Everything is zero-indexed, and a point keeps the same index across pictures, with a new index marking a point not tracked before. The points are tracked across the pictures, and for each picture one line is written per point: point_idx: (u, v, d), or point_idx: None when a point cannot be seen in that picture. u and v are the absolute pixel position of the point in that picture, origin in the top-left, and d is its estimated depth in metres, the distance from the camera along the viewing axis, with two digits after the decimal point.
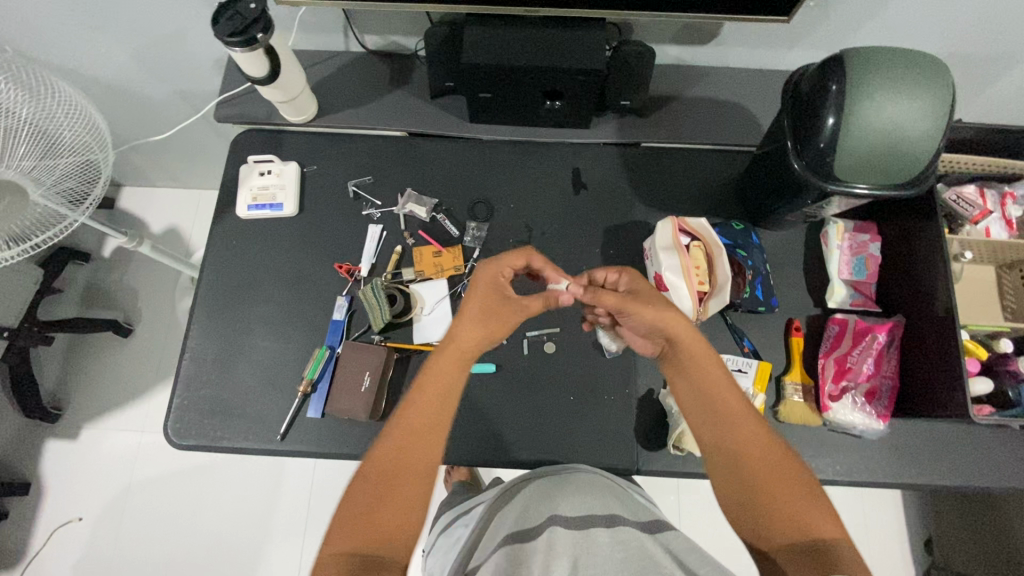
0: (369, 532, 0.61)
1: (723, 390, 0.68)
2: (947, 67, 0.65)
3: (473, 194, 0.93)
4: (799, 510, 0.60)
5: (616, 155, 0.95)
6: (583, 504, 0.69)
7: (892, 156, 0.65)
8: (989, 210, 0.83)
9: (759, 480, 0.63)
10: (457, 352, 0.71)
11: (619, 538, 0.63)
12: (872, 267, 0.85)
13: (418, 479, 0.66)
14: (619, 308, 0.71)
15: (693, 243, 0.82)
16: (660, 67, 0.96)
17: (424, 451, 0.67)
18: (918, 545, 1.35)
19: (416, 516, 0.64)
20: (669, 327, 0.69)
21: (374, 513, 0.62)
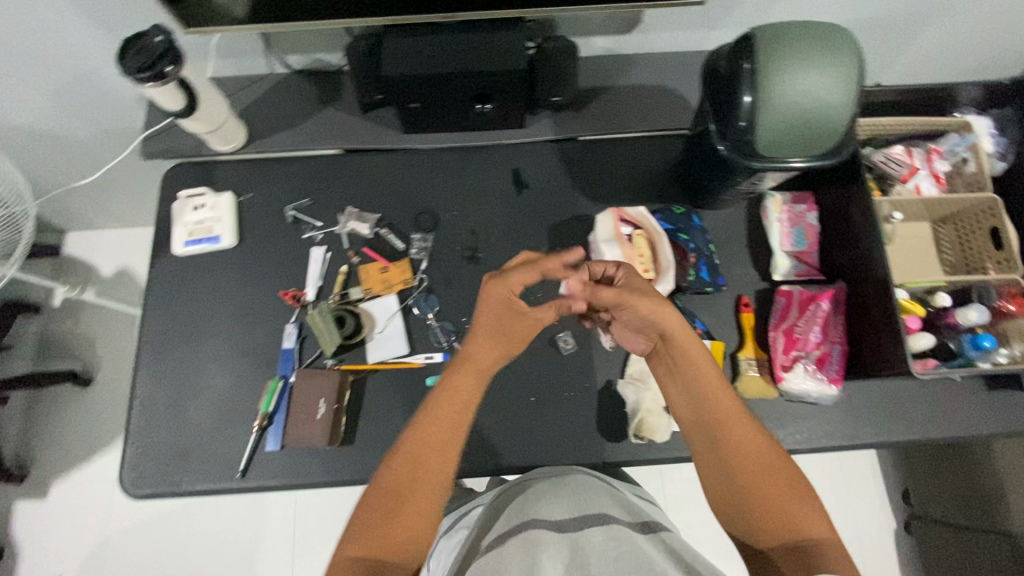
0: (383, 541, 0.63)
1: (719, 389, 0.67)
2: (853, 33, 0.66)
3: (415, 205, 0.92)
4: (792, 510, 0.62)
5: (555, 151, 0.95)
6: (578, 504, 0.67)
7: (811, 128, 0.66)
8: (917, 168, 0.85)
9: (751, 482, 0.64)
10: (471, 367, 0.70)
11: (610, 538, 0.62)
12: (811, 237, 0.87)
13: (431, 489, 0.66)
14: (617, 301, 0.69)
15: (634, 232, 0.84)
16: (589, 58, 0.95)
17: (434, 464, 0.67)
18: (896, 495, 1.38)
19: (428, 527, 0.64)
20: (664, 325, 0.68)
21: (386, 523, 0.63)
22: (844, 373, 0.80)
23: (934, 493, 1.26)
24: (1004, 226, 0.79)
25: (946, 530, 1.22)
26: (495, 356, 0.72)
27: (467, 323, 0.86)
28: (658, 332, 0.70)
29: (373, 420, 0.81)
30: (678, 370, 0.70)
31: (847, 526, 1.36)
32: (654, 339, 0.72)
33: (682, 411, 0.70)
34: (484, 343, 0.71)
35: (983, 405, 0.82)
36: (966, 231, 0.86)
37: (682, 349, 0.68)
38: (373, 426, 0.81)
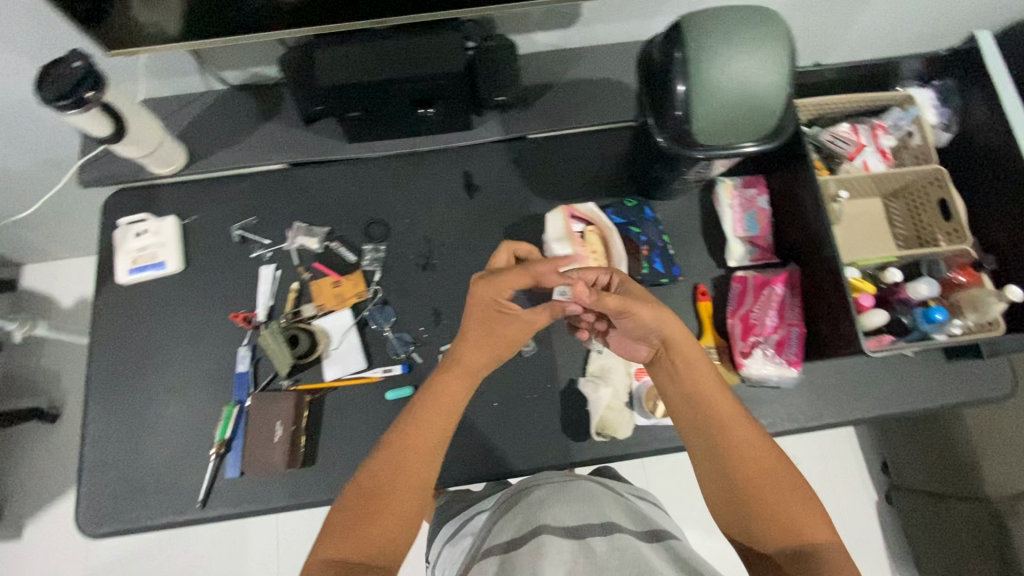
0: (361, 543, 0.61)
1: (718, 390, 0.66)
2: (783, 15, 0.65)
3: (365, 215, 0.90)
4: (796, 514, 0.59)
5: (504, 151, 0.94)
6: (579, 509, 0.65)
7: (746, 114, 0.65)
8: (863, 145, 0.85)
9: (753, 483, 0.61)
10: (462, 373, 0.71)
11: (613, 546, 0.59)
12: (763, 221, 0.87)
13: (412, 491, 0.65)
14: (621, 308, 0.66)
15: (587, 228, 0.83)
16: (531, 55, 0.94)
17: (420, 465, 0.66)
18: (875, 468, 1.39)
19: (405, 531, 0.63)
20: (664, 325, 0.67)
21: (364, 524, 0.62)
22: (804, 355, 0.79)
23: (911, 464, 1.27)
24: (951, 197, 0.79)
25: (925, 500, 1.23)
26: (481, 359, 0.72)
27: (424, 332, 0.84)
28: (658, 335, 0.69)
29: (333, 438, 0.79)
30: (676, 374, 0.68)
31: (830, 502, 1.37)
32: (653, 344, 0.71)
33: (679, 414, 0.69)
34: (471, 346, 0.72)
35: (943, 377, 0.83)
36: (917, 205, 0.86)
37: (681, 352, 0.68)
38: (334, 445, 0.79)
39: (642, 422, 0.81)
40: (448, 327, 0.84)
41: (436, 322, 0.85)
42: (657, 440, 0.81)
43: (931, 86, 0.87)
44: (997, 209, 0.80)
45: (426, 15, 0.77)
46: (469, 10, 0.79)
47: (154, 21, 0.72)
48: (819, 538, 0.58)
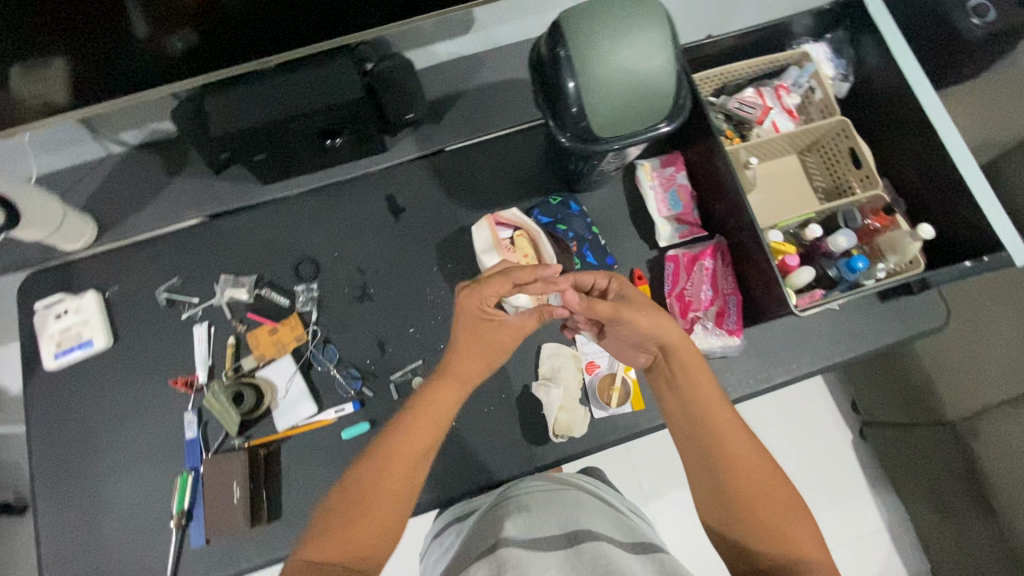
0: (344, 549, 0.58)
1: (719, 400, 0.65)
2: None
3: (293, 255, 0.88)
4: (788, 528, 0.59)
5: (424, 167, 0.92)
6: (571, 519, 0.66)
7: (641, 102, 0.66)
8: (769, 107, 0.87)
9: (749, 494, 0.61)
10: (453, 385, 0.67)
11: (600, 553, 0.60)
12: (685, 198, 0.88)
13: (394, 499, 0.61)
14: (613, 315, 0.66)
15: (515, 233, 0.83)
16: (434, 68, 0.94)
17: (404, 472, 0.62)
18: (847, 408, 1.43)
19: (384, 545, 0.61)
20: (665, 332, 0.67)
21: (346, 526, 0.59)
22: (744, 323, 0.81)
23: (875, 400, 1.30)
24: (858, 146, 0.81)
25: (894, 432, 1.27)
26: (472, 372, 0.69)
27: (372, 364, 0.83)
28: (658, 342, 0.68)
29: (295, 487, 0.78)
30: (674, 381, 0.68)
31: (809, 449, 1.40)
32: (652, 351, 0.71)
33: (674, 420, 0.68)
34: (466, 359, 0.68)
35: (878, 319, 0.85)
36: (830, 157, 0.88)
37: (680, 360, 0.67)
38: (297, 493, 0.78)
39: (599, 416, 0.82)
40: (394, 355, 0.83)
41: (381, 352, 0.83)
42: (616, 429, 0.82)
43: (822, 40, 0.89)
44: (902, 149, 0.83)
45: (311, 48, 0.73)
46: (356, 35, 0.75)
47: (31, 94, 0.68)
48: (811, 554, 0.58)
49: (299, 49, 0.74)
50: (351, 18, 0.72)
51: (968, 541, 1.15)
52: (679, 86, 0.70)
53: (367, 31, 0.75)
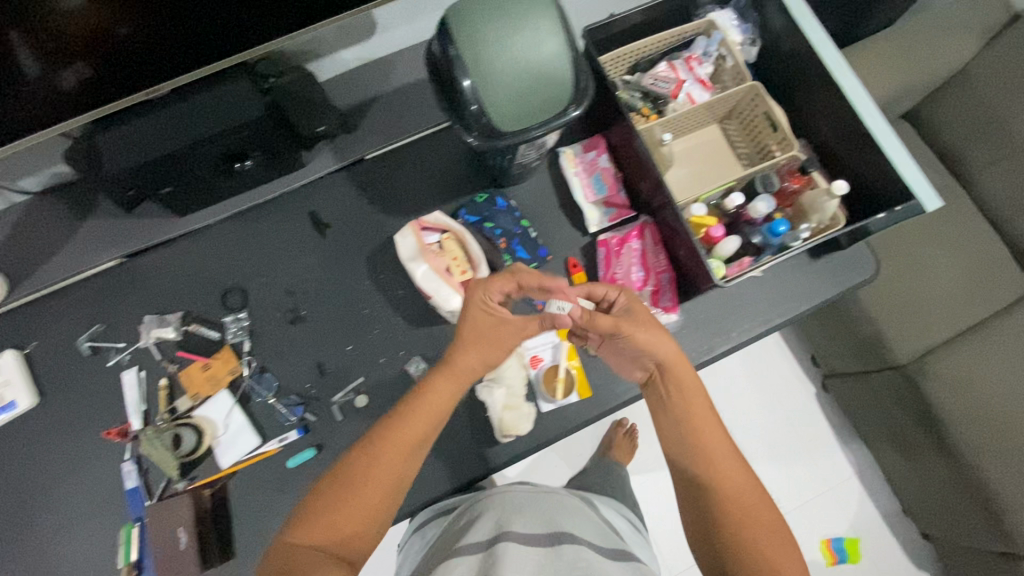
0: (332, 534, 0.61)
1: (709, 418, 0.69)
2: None
3: (219, 285, 0.85)
4: (769, 548, 0.62)
5: (345, 178, 0.90)
6: (555, 521, 0.70)
7: (544, 90, 0.65)
8: (682, 79, 0.86)
9: (728, 510, 0.64)
10: (455, 379, 0.69)
11: (579, 555, 0.64)
12: (609, 180, 0.87)
13: (383, 489, 0.63)
14: (613, 329, 0.70)
15: (443, 237, 0.81)
16: (342, 75, 0.91)
17: (394, 466, 0.64)
18: (808, 363, 1.45)
19: (372, 531, 0.63)
20: (659, 350, 0.69)
21: (332, 513, 0.61)
22: (679, 300, 0.82)
23: (831, 353, 1.32)
24: (771, 108, 0.82)
25: (850, 382, 1.30)
26: (473, 366, 0.70)
27: (312, 388, 0.81)
28: (654, 360, 0.71)
29: (247, 522, 0.77)
30: (669, 402, 0.71)
31: (776, 408, 1.42)
32: (649, 368, 0.73)
33: (664, 439, 0.71)
34: (471, 354, 0.69)
35: (810, 278, 0.86)
36: (748, 122, 0.88)
37: (675, 381, 0.70)
38: (249, 529, 0.76)
39: (547, 409, 0.82)
40: (334, 375, 0.82)
41: (321, 373, 0.82)
42: (566, 420, 0.82)
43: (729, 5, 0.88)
44: (814, 107, 0.83)
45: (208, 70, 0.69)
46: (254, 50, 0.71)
47: None
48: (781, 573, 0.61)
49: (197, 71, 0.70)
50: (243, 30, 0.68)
51: (929, 477, 1.19)
52: (581, 69, 0.69)
53: (264, 44, 0.71)
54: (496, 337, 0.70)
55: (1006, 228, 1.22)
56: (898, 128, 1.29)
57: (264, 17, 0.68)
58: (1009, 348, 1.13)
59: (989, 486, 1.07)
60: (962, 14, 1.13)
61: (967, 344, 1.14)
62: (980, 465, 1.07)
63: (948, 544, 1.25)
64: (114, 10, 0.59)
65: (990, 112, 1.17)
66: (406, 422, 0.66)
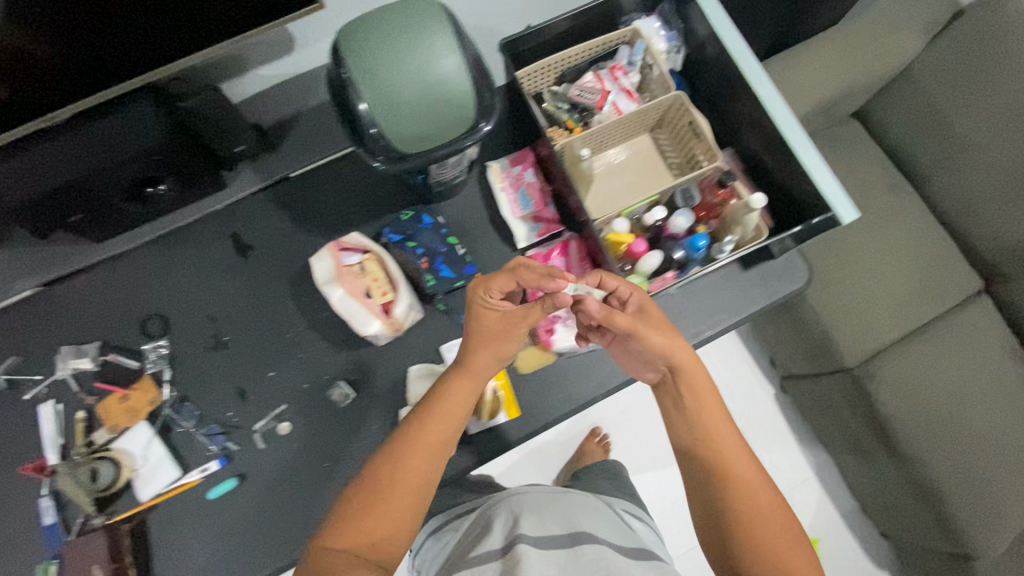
0: (363, 537, 0.61)
1: (722, 418, 0.67)
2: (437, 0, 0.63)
3: (138, 313, 0.83)
4: (781, 550, 0.59)
5: (268, 199, 0.88)
6: (570, 522, 0.71)
7: (448, 108, 0.63)
8: (607, 90, 0.84)
9: (738, 508, 0.62)
10: (471, 380, 0.70)
11: (601, 554, 0.65)
12: (536, 195, 0.85)
13: (410, 495, 0.63)
14: (627, 327, 0.68)
15: (364, 258, 0.79)
16: (262, 93, 0.88)
17: (419, 467, 0.64)
18: (766, 365, 1.45)
19: (402, 533, 0.62)
20: (674, 351, 0.68)
21: (363, 516, 0.61)
22: None
23: (785, 356, 1.32)
24: (694, 117, 0.80)
25: (806, 385, 1.29)
26: (488, 367, 0.70)
27: (234, 416, 0.79)
28: (666, 362, 0.69)
29: (167, 557, 0.75)
30: (680, 401, 0.69)
31: (735, 411, 1.41)
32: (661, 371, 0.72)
33: (673, 436, 0.69)
34: (484, 354, 0.70)
35: (742, 290, 0.85)
36: (677, 132, 0.86)
37: (688, 382, 0.69)
38: (170, 563, 0.75)
39: (474, 431, 0.81)
40: (257, 403, 0.80)
41: (243, 401, 0.80)
42: (494, 439, 0.82)
43: (656, 12, 0.85)
44: (738, 117, 0.81)
45: (131, 84, 0.65)
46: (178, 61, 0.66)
47: None
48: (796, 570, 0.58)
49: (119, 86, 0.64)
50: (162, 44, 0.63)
51: (882, 479, 1.18)
52: (487, 84, 0.68)
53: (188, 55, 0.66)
54: (507, 336, 0.70)
55: (954, 227, 1.22)
56: (847, 127, 1.28)
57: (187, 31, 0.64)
58: (955, 348, 1.14)
59: (939, 488, 1.07)
60: (904, 12, 1.12)
61: (916, 345, 1.14)
62: (928, 466, 1.08)
63: (904, 544, 1.24)
64: (30, 34, 0.55)
65: (934, 111, 1.16)
66: (427, 424, 0.66)
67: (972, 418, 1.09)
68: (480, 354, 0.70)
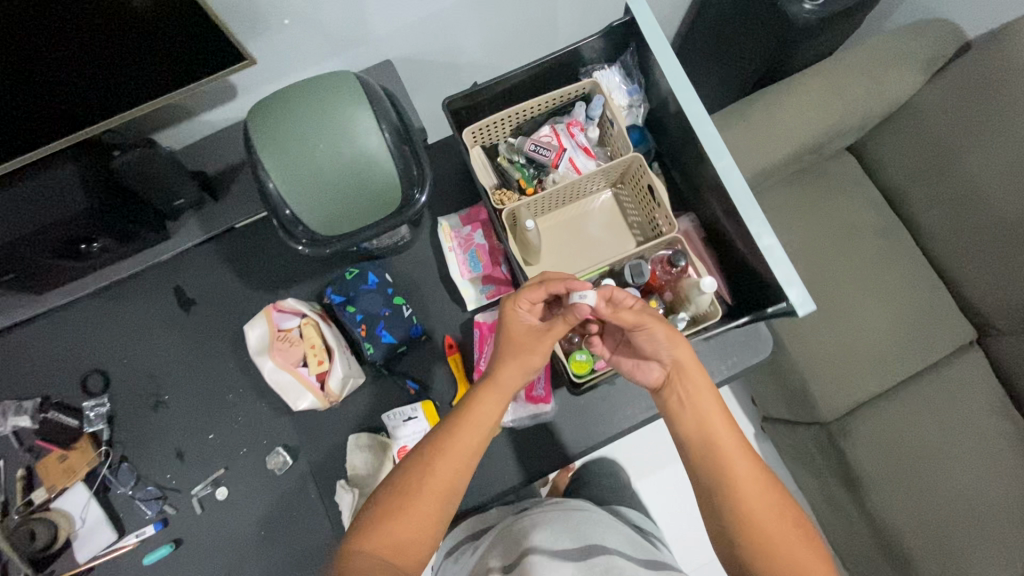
0: (388, 544, 0.57)
1: (722, 417, 0.63)
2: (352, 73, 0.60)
3: (79, 368, 0.82)
4: (795, 550, 0.56)
5: (212, 250, 0.85)
6: (583, 534, 0.68)
7: (380, 187, 0.60)
8: (563, 147, 0.79)
9: (749, 522, 0.57)
10: (499, 390, 0.66)
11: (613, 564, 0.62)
12: (485, 257, 0.82)
13: (436, 500, 0.60)
14: (637, 322, 0.65)
15: (302, 322, 0.76)
16: (208, 140, 0.86)
17: (446, 473, 0.61)
18: (746, 403, 1.41)
19: (429, 537, 0.59)
20: (676, 349, 0.65)
21: (388, 522, 0.58)
22: (552, 389, 0.78)
23: (762, 398, 1.27)
24: (651, 181, 0.75)
25: (783, 430, 1.25)
26: (515, 377, 0.67)
27: (172, 478, 0.78)
28: (670, 360, 0.66)
29: None
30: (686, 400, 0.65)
31: None
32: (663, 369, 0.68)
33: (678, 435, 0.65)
34: (512, 363, 0.67)
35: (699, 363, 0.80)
36: (638, 190, 0.81)
37: (691, 381, 0.64)
38: None
39: None
40: (194, 464, 0.79)
41: (181, 464, 0.79)
42: None
43: (617, 62, 0.82)
44: (698, 181, 0.76)
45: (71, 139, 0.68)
46: (111, 120, 0.70)
47: None
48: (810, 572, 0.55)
49: (51, 145, 0.69)
50: (89, 103, 0.67)
51: (854, 536, 1.13)
52: (410, 151, 0.65)
53: (123, 112, 0.70)
54: (535, 345, 0.67)
55: (948, 276, 1.15)
56: (839, 163, 1.22)
57: (116, 91, 0.67)
58: (937, 406, 1.09)
59: (910, 555, 1.02)
60: (905, 47, 1.04)
61: (895, 400, 1.09)
62: (899, 527, 1.03)
63: None
64: None
65: (928, 150, 1.09)
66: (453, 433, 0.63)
67: (951, 481, 1.04)
68: (507, 363, 0.67)
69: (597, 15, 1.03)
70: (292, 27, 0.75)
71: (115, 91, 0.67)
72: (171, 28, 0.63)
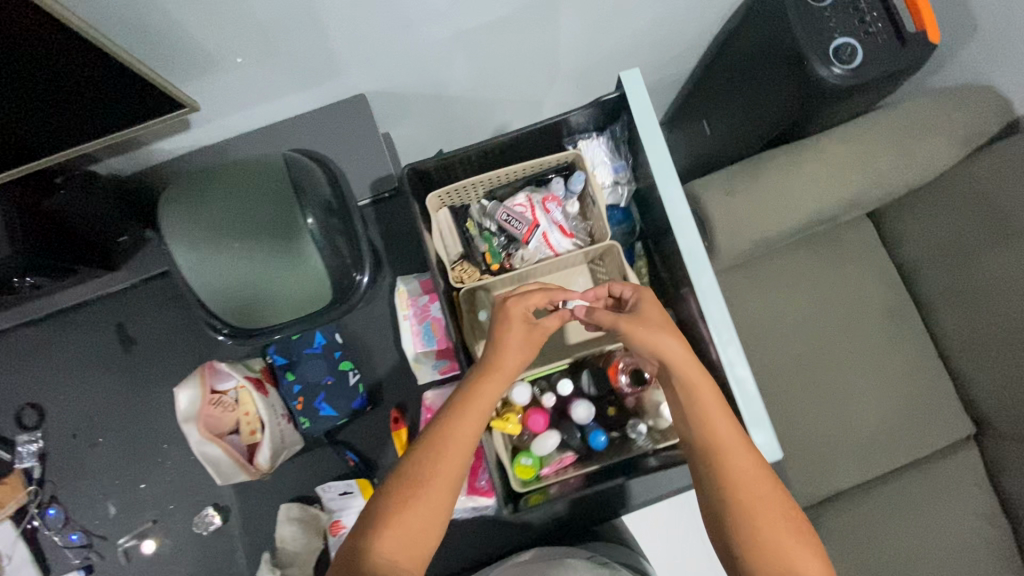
0: (399, 539, 0.52)
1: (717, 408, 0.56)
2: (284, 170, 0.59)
3: (14, 400, 0.79)
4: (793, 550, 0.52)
5: (159, 288, 0.80)
6: None
7: (301, 288, 0.58)
8: (537, 223, 0.72)
9: (751, 531, 0.53)
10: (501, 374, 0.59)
11: None
12: (441, 332, 0.75)
13: (441, 490, 0.54)
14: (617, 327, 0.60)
15: (238, 389, 0.71)
16: (161, 169, 0.80)
17: (450, 463, 0.55)
18: None
19: (437, 527, 0.53)
20: (662, 347, 0.57)
21: (392, 520, 0.52)
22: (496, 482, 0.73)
23: None
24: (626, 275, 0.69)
25: None
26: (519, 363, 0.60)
27: (100, 526, 0.76)
28: (656, 357, 0.59)
29: None
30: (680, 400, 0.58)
31: None
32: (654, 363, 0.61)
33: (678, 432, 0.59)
34: (514, 350, 0.60)
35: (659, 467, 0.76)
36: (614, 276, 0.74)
37: (685, 373, 0.57)
38: None
39: None
40: (123, 514, 0.76)
41: (110, 512, 0.76)
42: None
43: (606, 131, 0.74)
44: (678, 280, 0.69)
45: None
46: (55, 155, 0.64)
47: None
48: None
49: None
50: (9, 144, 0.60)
51: None
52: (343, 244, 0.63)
53: (68, 148, 0.64)
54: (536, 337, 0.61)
55: (954, 368, 1.07)
56: (855, 230, 1.12)
57: (40, 134, 0.60)
58: (920, 506, 1.02)
59: None
60: (940, 119, 0.94)
61: (874, 494, 1.03)
62: None
63: None
64: None
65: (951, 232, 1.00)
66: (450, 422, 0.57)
67: None
68: (510, 353, 0.60)
69: (601, 54, 0.93)
70: (248, 66, 0.69)
71: (47, 129, 0.60)
72: (101, 76, 0.56)
